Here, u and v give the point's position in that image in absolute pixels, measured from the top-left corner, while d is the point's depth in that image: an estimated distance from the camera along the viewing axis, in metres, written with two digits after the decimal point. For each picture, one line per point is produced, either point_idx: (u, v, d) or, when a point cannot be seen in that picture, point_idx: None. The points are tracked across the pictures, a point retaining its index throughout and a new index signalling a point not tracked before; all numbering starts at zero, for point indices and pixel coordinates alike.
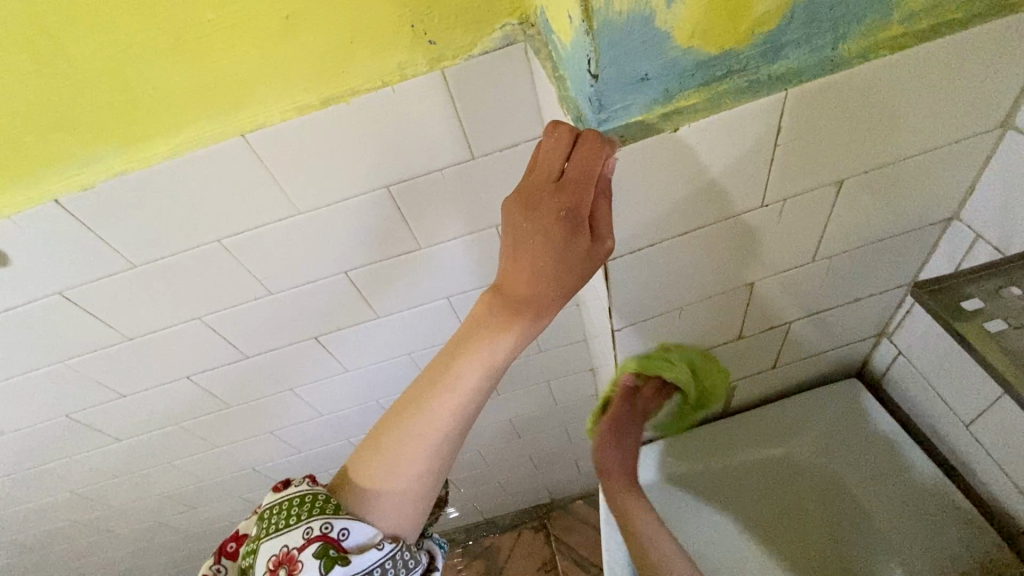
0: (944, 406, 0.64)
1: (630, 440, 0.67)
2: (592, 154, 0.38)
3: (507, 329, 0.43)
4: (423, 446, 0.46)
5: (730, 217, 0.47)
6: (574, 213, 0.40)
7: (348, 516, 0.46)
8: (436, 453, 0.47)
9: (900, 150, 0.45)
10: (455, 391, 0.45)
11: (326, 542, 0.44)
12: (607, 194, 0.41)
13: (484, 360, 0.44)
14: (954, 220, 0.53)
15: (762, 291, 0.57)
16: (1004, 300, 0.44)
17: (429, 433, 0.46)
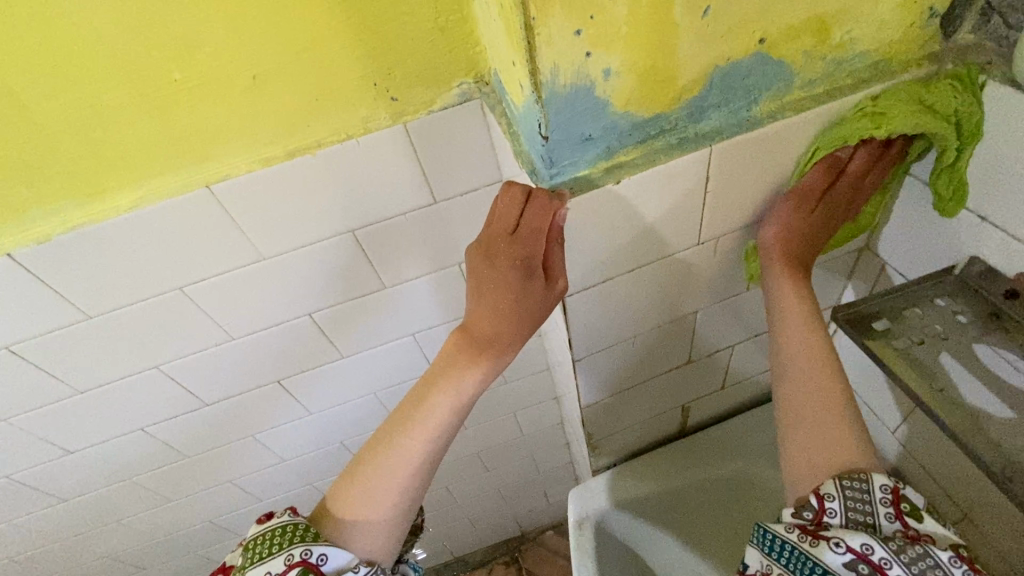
0: (872, 414, 0.70)
1: (804, 250, 0.51)
2: (543, 210, 0.42)
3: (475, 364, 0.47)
4: (400, 475, 0.48)
5: (667, 255, 0.52)
6: (530, 261, 0.43)
7: (326, 542, 0.46)
8: (413, 483, 0.48)
9: None
10: (427, 423, 0.48)
11: (307, 569, 0.44)
12: (559, 241, 0.44)
13: (454, 391, 0.47)
14: (865, 250, 0.61)
15: (706, 318, 0.62)
16: (908, 319, 0.50)
17: (406, 463, 0.48)
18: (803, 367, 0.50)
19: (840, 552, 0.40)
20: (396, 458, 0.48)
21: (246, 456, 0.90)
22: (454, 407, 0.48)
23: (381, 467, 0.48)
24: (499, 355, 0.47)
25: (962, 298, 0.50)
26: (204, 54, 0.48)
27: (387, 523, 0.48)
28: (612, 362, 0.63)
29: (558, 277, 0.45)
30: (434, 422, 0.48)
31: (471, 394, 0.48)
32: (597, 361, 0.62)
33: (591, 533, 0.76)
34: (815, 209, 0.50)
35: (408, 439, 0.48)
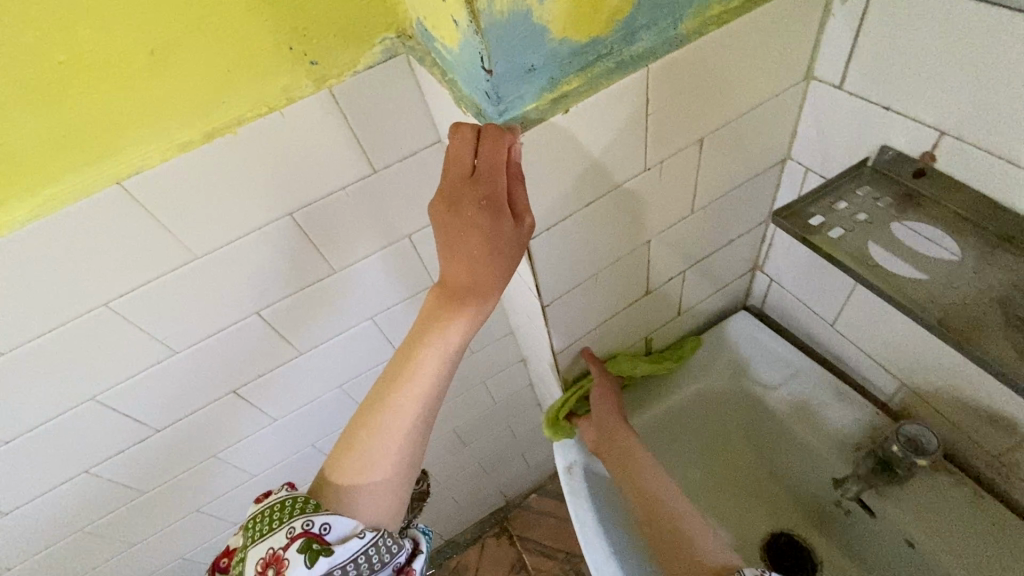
0: (811, 313, 0.76)
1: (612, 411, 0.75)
2: (497, 144, 0.41)
3: (454, 315, 0.46)
4: (395, 437, 0.48)
5: (617, 184, 0.53)
6: (493, 201, 0.43)
7: (327, 511, 0.46)
8: (410, 442, 0.49)
9: (742, 106, 0.55)
10: (416, 380, 0.48)
11: (311, 536, 0.44)
12: (520, 177, 0.44)
13: (438, 345, 0.47)
14: (788, 160, 0.65)
15: (657, 246, 0.65)
16: (836, 211, 0.54)
17: (399, 423, 0.48)
18: (642, 478, 0.67)
19: None
20: (388, 420, 0.48)
21: (212, 479, 0.84)
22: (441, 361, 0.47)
23: (373, 431, 0.48)
24: (476, 304, 0.46)
25: (878, 185, 0.55)
26: (90, 30, 0.42)
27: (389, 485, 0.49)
28: (576, 304, 0.64)
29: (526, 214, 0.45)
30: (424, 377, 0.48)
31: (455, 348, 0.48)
32: (563, 304, 0.63)
33: (581, 477, 0.78)
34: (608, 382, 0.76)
35: (398, 397, 0.48)
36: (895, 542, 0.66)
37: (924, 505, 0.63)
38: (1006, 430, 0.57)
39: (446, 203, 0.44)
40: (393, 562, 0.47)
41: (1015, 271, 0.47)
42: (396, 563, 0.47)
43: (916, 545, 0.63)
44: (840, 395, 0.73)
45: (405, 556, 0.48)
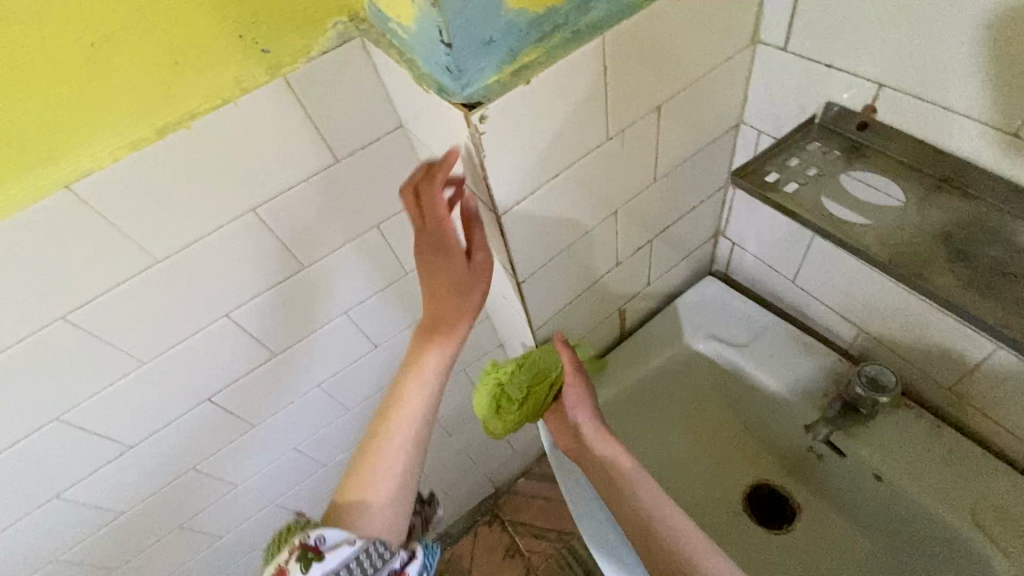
0: (773, 272, 0.79)
1: (589, 414, 0.70)
2: (432, 195, 0.50)
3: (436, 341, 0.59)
4: (395, 448, 0.57)
5: (581, 156, 0.54)
6: (445, 243, 0.54)
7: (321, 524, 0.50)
8: (408, 458, 0.58)
9: (695, 72, 0.56)
10: (410, 398, 0.59)
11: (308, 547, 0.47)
12: (472, 218, 0.55)
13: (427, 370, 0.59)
14: (741, 125, 0.67)
15: (624, 217, 0.66)
16: (790, 167, 0.56)
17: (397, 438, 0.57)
18: (628, 490, 0.62)
19: None
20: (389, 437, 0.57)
21: (193, 493, 0.82)
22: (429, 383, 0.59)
23: (377, 448, 0.57)
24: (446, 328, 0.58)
25: (827, 140, 0.57)
26: (22, 24, 0.40)
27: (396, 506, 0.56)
28: (550, 279, 0.65)
29: (475, 251, 0.56)
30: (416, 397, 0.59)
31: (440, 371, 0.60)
32: (537, 280, 0.64)
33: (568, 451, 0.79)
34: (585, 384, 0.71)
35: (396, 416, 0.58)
36: (863, 477, 0.70)
37: (887, 440, 0.67)
38: (954, 362, 0.61)
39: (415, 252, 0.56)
40: (390, 564, 0.50)
41: (952, 208, 0.50)
42: (392, 565, 0.51)
43: (883, 477, 0.67)
44: (805, 346, 0.77)
45: (403, 558, 0.52)
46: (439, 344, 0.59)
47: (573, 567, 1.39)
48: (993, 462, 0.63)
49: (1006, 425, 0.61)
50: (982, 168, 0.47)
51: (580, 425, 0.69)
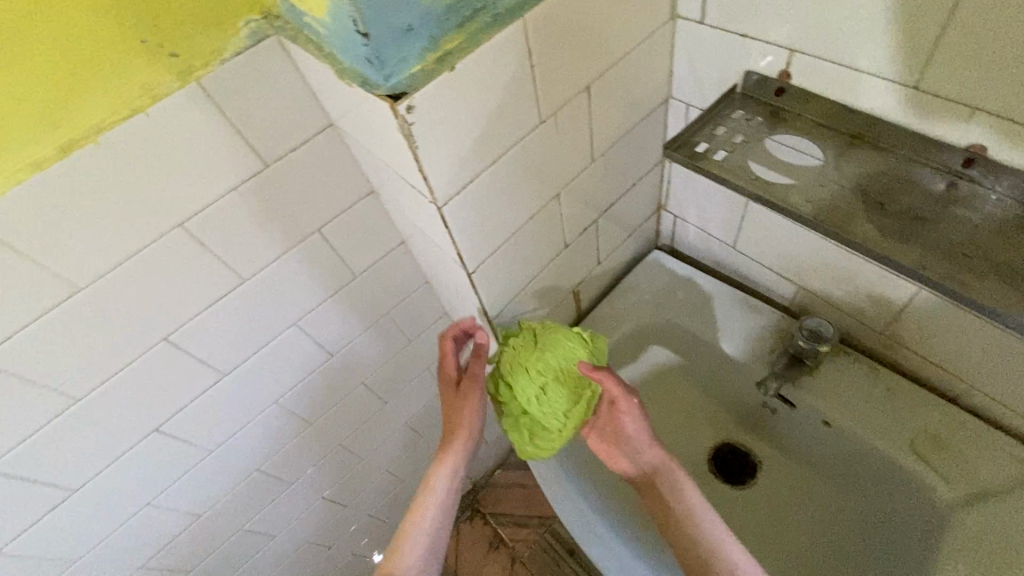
0: (715, 240, 0.82)
1: (645, 441, 0.67)
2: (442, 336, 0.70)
3: (451, 433, 0.70)
4: (420, 524, 0.66)
5: (516, 141, 0.54)
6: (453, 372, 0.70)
7: None
8: (432, 533, 0.66)
9: (619, 50, 0.57)
10: (435, 481, 0.69)
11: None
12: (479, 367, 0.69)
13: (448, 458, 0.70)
14: (670, 99, 0.69)
15: (567, 199, 0.67)
16: (718, 136, 0.58)
17: (425, 518, 0.67)
18: (687, 522, 0.62)
19: None
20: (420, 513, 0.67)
21: (151, 529, 0.78)
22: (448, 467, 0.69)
23: (410, 526, 0.66)
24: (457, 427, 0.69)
25: (750, 107, 0.59)
26: None
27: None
28: (500, 267, 0.65)
29: (476, 368, 0.69)
30: (441, 478, 0.69)
31: (457, 461, 0.69)
32: (487, 269, 0.64)
33: None
34: (637, 408, 0.65)
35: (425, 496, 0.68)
36: (812, 424, 0.74)
37: (831, 387, 0.71)
38: (886, 307, 0.65)
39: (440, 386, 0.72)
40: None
41: (866, 163, 0.52)
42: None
43: (832, 422, 0.71)
44: (750, 308, 0.81)
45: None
46: (455, 449, 0.70)
47: (556, 550, 1.41)
48: (927, 398, 0.67)
49: (936, 361, 0.64)
50: (889, 122, 0.50)
51: (635, 452, 0.68)
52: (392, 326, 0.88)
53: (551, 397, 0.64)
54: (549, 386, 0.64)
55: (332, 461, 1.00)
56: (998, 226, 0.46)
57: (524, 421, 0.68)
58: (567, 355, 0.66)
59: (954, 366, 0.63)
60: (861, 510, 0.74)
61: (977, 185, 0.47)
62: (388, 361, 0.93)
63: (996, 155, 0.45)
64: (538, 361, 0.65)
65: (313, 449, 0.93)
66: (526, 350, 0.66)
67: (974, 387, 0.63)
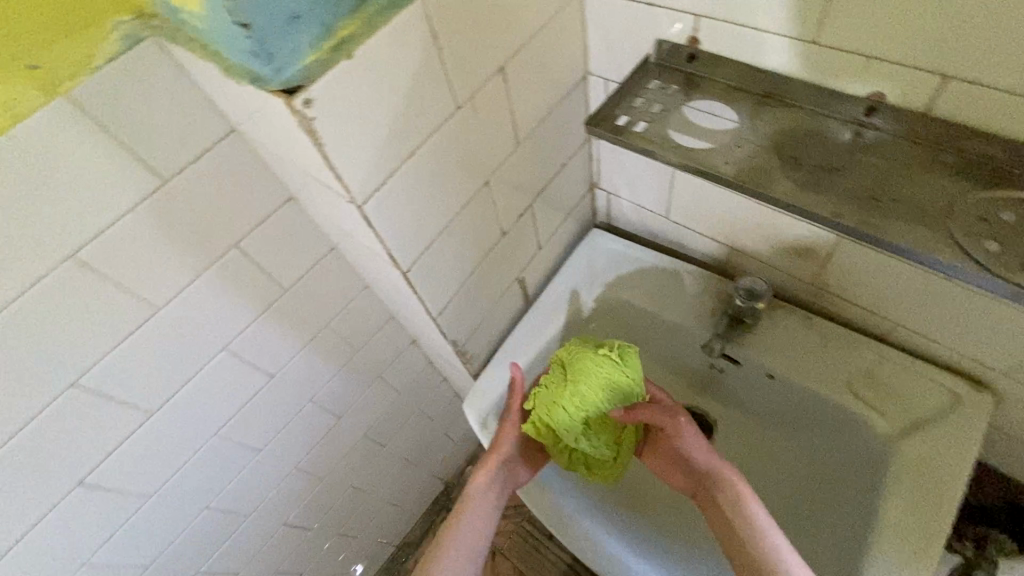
0: (649, 212, 0.83)
1: (701, 460, 0.66)
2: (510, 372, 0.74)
3: (499, 447, 0.73)
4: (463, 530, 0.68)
5: (434, 129, 0.51)
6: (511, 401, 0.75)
7: None
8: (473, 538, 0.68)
9: (529, 28, 0.56)
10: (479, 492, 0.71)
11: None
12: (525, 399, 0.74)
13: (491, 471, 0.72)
14: (589, 75, 0.68)
15: (498, 186, 0.65)
16: (637, 107, 0.58)
17: (468, 522, 0.68)
18: (749, 540, 0.60)
19: None
20: (467, 519, 0.69)
21: None
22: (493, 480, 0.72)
23: (455, 530, 0.68)
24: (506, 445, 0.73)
25: (665, 75, 0.59)
26: None
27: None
28: (437, 263, 0.63)
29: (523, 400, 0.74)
30: (486, 488, 0.71)
31: (502, 472, 0.73)
32: (423, 267, 0.61)
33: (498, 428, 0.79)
34: (691, 428, 0.67)
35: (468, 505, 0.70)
36: (758, 378, 0.76)
37: (772, 340, 0.74)
38: (811, 258, 0.67)
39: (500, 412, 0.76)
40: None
41: (778, 119, 0.53)
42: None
43: (775, 374, 0.73)
44: (689, 275, 0.82)
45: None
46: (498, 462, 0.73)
47: (535, 537, 1.41)
48: (859, 339, 0.70)
49: (863, 304, 0.67)
50: (794, 78, 0.51)
51: (694, 470, 0.67)
52: (336, 337, 0.84)
53: (596, 428, 0.68)
54: (592, 417, 0.67)
55: (290, 486, 0.95)
56: (905, 167, 0.47)
57: (578, 454, 0.71)
58: (602, 381, 0.67)
59: (879, 307, 0.66)
60: (814, 454, 0.77)
61: (882, 130, 0.48)
62: (337, 374, 0.89)
63: (893, 100, 0.46)
64: (574, 398, 0.66)
65: (267, 476, 0.89)
66: (561, 388, 0.67)
67: (897, 323, 0.66)
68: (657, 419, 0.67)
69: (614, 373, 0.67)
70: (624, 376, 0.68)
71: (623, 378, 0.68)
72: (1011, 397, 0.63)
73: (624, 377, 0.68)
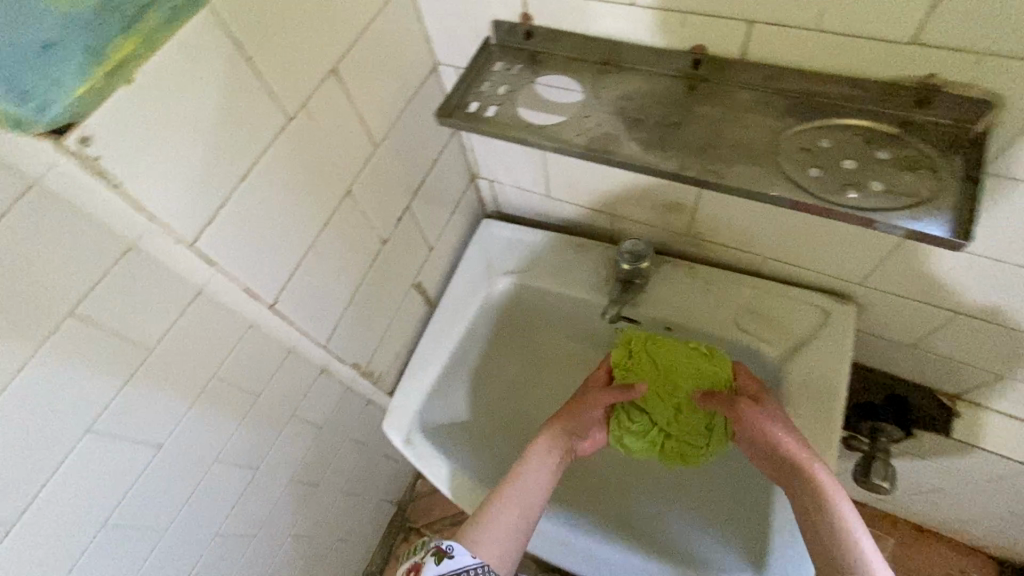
0: (533, 194, 0.83)
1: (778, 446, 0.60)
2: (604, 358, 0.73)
3: (565, 419, 0.70)
4: (517, 494, 0.64)
5: (266, 148, 0.47)
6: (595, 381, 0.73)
7: (449, 542, 0.60)
8: (526, 503, 0.64)
9: (356, 24, 0.53)
10: (541, 458, 0.67)
11: (438, 549, 0.60)
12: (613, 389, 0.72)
13: (555, 443, 0.69)
14: (439, 66, 0.66)
15: (365, 195, 0.62)
16: (485, 93, 0.57)
17: (523, 484, 0.65)
18: (836, 543, 0.55)
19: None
20: (524, 479, 0.65)
21: None
22: (555, 449, 0.68)
23: (510, 486, 0.65)
24: (578, 422, 0.70)
25: (508, 56, 0.59)
26: None
27: (499, 561, 0.61)
28: (312, 288, 0.58)
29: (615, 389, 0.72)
30: (548, 457, 0.68)
31: (563, 443, 0.69)
32: (295, 295, 0.56)
33: (422, 441, 0.76)
34: (762, 419, 0.62)
35: (527, 469, 0.66)
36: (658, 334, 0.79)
37: (663, 296, 0.77)
38: (682, 211, 0.70)
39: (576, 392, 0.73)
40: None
41: (618, 85, 0.54)
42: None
43: (673, 327, 0.76)
44: (582, 248, 0.84)
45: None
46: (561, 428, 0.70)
47: None
48: (739, 278, 0.75)
49: (736, 245, 0.72)
50: (625, 42, 0.52)
51: (771, 455, 0.61)
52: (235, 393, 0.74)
53: (687, 416, 0.68)
54: (682, 402, 0.68)
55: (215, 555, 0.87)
56: (735, 111, 0.49)
57: (670, 445, 0.69)
58: (690, 371, 0.68)
59: (750, 245, 0.70)
60: None
61: (709, 81, 0.51)
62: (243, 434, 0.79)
63: (712, 51, 0.48)
64: (664, 381, 0.69)
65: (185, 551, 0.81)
66: (648, 370, 0.69)
67: (768, 257, 0.71)
68: (732, 409, 0.64)
69: (704, 366, 0.68)
70: (715, 370, 0.67)
71: (712, 370, 0.67)
72: (871, 307, 0.70)
73: (708, 364, 0.68)
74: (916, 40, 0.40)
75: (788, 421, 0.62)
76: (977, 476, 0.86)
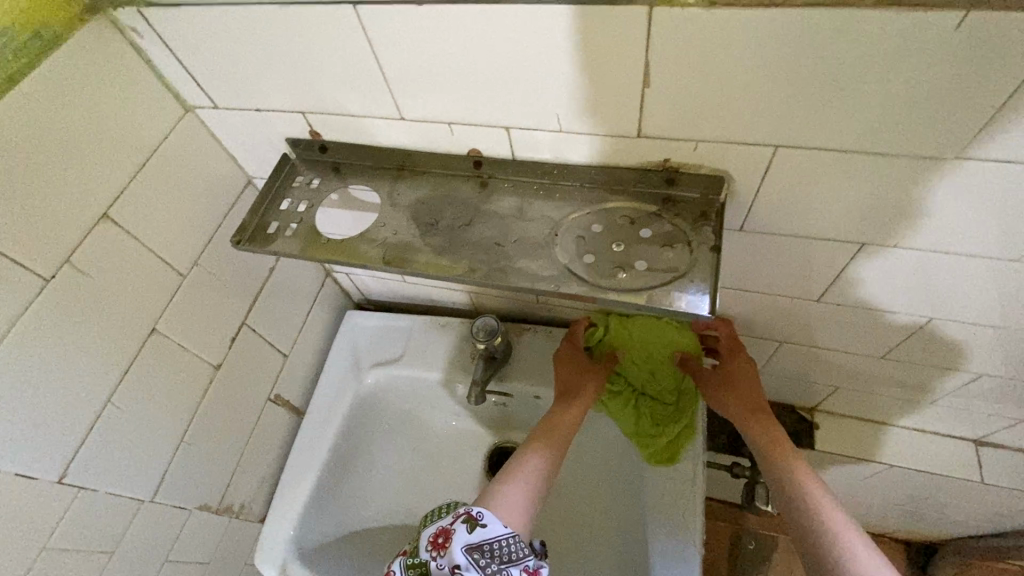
0: (389, 280, 0.82)
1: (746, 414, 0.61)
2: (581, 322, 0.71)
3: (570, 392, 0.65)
4: (528, 466, 0.57)
5: (20, 313, 0.44)
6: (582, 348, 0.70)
7: (478, 511, 0.51)
8: (539, 476, 0.57)
9: (131, 163, 0.51)
10: (546, 430, 0.61)
11: (468, 516, 0.51)
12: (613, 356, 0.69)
13: (561, 413, 0.63)
14: (253, 180, 0.65)
15: (179, 326, 0.58)
16: (285, 210, 0.56)
17: (533, 458, 0.58)
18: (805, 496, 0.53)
19: (442, 558, 0.48)
20: (534, 453, 0.58)
21: None
22: (561, 423, 0.62)
23: (517, 463, 0.57)
24: (583, 389, 0.65)
25: (309, 169, 0.59)
26: None
27: (523, 531, 0.52)
28: (122, 438, 0.54)
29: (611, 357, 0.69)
30: (556, 428, 0.62)
31: (571, 413, 0.63)
32: (97, 455, 0.51)
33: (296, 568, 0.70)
34: (728, 386, 0.63)
35: (535, 444, 0.60)
36: (531, 403, 0.78)
37: (527, 365, 0.77)
38: None
39: (561, 357, 0.70)
40: (522, 563, 0.48)
41: (415, 187, 0.55)
42: (524, 563, 0.49)
43: (541, 395, 0.76)
44: (446, 327, 0.83)
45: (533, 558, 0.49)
46: (568, 402, 0.64)
47: None
48: None
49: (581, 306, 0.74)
50: (411, 150, 0.54)
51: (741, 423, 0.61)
52: None
53: (661, 377, 0.68)
54: (656, 365, 0.68)
55: None
56: (519, 204, 0.52)
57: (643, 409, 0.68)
58: (658, 336, 0.67)
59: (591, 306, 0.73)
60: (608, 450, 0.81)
61: (494, 178, 0.53)
62: None
63: (486, 153, 0.51)
64: (641, 349, 0.68)
65: None
66: (625, 339, 0.68)
67: None
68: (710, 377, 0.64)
69: (674, 330, 0.67)
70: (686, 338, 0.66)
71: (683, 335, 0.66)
72: None
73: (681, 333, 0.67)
74: (640, 133, 0.44)
75: (756, 387, 0.62)
76: (859, 477, 0.90)
